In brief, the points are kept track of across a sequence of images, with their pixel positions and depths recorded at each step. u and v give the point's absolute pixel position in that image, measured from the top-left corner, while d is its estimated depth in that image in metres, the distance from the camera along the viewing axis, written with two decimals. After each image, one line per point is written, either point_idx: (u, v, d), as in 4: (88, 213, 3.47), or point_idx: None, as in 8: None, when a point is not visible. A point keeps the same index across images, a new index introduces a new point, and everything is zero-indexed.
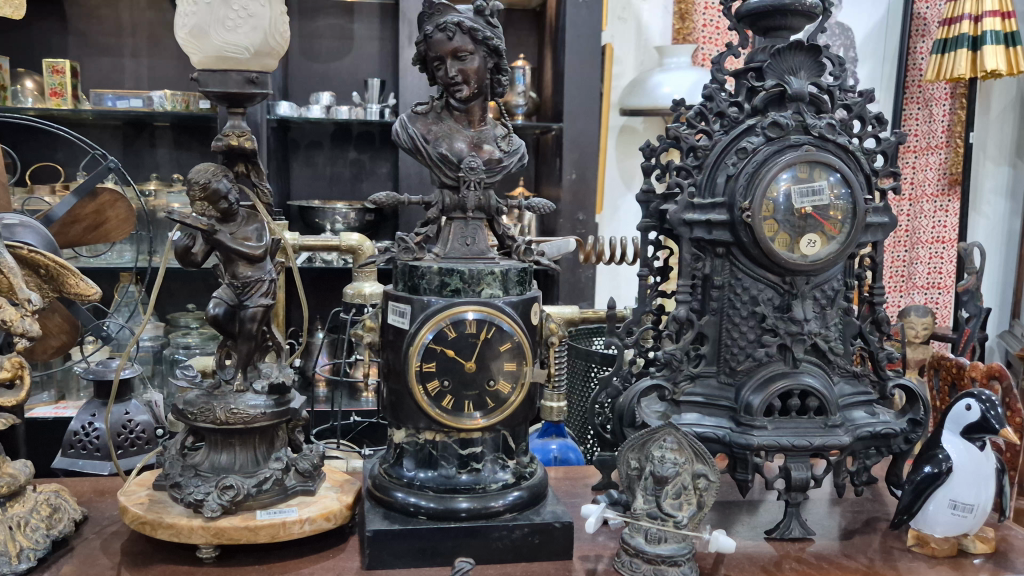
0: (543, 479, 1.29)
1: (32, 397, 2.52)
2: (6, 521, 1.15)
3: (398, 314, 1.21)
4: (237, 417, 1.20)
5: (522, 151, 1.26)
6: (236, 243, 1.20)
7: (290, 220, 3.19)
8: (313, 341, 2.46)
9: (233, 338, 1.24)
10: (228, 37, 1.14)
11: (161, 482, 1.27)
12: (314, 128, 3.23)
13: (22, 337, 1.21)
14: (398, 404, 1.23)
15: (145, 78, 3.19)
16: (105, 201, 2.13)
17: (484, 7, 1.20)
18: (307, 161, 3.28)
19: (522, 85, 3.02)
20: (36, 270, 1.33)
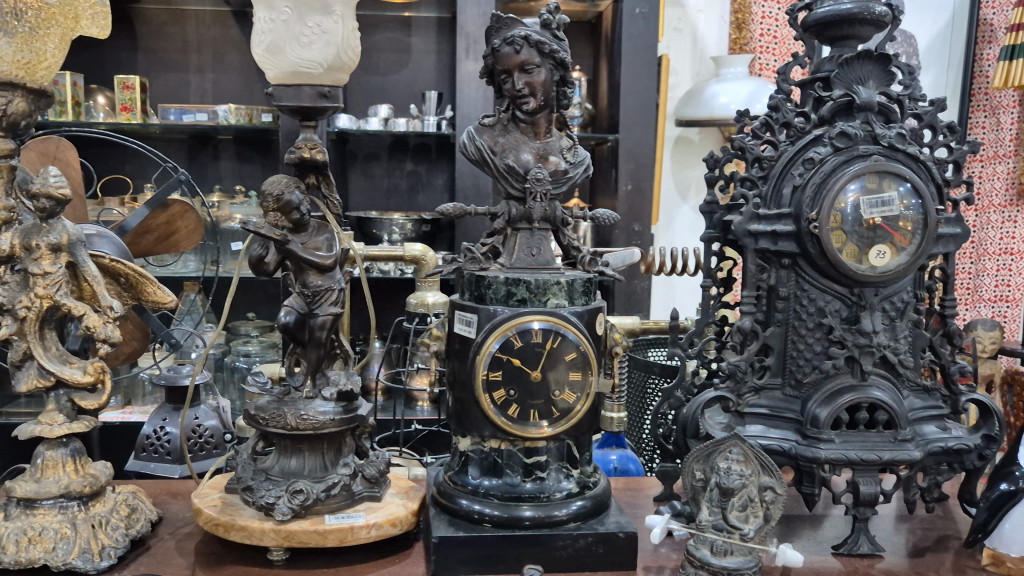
0: (606, 489, 1.29)
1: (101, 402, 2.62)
2: (89, 520, 1.21)
3: (464, 323, 1.22)
4: (307, 423, 1.23)
5: (588, 162, 1.27)
6: (307, 252, 1.23)
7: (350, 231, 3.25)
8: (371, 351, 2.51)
9: (303, 345, 1.27)
10: (303, 53, 1.17)
11: (233, 485, 1.31)
12: (372, 140, 3.29)
13: (104, 342, 1.26)
14: (464, 412, 1.25)
15: (210, 93, 3.29)
16: (175, 212, 2.20)
17: (551, 20, 1.22)
18: (365, 172, 3.34)
19: (577, 97, 3.03)
20: (117, 278, 1.37)
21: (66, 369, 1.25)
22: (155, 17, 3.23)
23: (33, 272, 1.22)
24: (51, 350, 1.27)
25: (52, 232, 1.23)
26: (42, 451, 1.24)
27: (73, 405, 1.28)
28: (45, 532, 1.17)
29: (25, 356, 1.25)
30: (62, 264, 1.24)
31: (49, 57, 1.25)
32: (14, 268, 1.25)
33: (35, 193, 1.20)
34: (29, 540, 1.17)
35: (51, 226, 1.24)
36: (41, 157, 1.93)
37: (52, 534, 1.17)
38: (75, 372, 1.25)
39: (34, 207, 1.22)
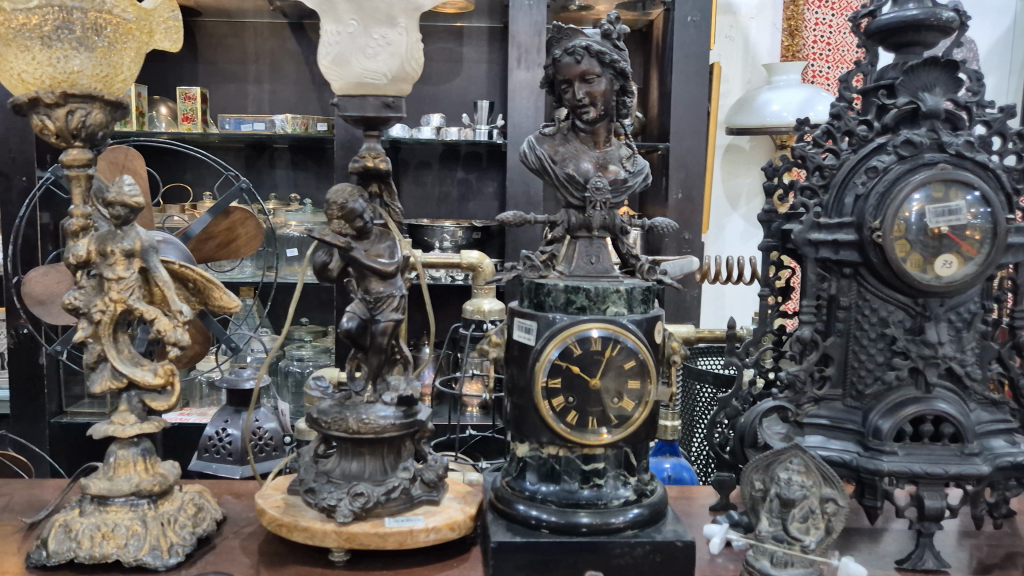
0: (663, 497, 1.29)
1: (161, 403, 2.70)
2: (158, 518, 1.25)
3: (523, 330, 1.24)
4: (368, 427, 1.25)
5: (647, 171, 1.28)
6: (370, 259, 1.25)
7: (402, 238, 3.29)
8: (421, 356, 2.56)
9: (365, 350, 1.29)
10: (368, 64, 1.20)
11: (295, 486, 1.34)
12: (424, 149, 3.33)
13: (174, 346, 1.29)
14: (522, 418, 1.26)
15: (267, 102, 3.37)
16: (236, 219, 2.26)
17: (612, 31, 1.23)
18: (416, 180, 3.38)
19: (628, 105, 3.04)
20: (185, 283, 1.41)
21: (138, 371, 1.29)
22: (215, 30, 3.32)
23: (107, 277, 1.27)
24: (124, 353, 1.31)
25: (126, 239, 1.28)
26: (115, 450, 1.28)
27: (143, 406, 1.32)
28: (117, 528, 1.22)
29: (100, 358, 1.30)
30: (135, 270, 1.29)
31: (126, 70, 1.30)
32: (90, 273, 1.30)
33: (111, 201, 1.25)
34: (102, 536, 1.21)
35: (125, 233, 1.29)
36: (113, 166, 2.10)
37: (123, 530, 1.22)
38: (146, 374, 1.30)
39: (109, 214, 1.26)
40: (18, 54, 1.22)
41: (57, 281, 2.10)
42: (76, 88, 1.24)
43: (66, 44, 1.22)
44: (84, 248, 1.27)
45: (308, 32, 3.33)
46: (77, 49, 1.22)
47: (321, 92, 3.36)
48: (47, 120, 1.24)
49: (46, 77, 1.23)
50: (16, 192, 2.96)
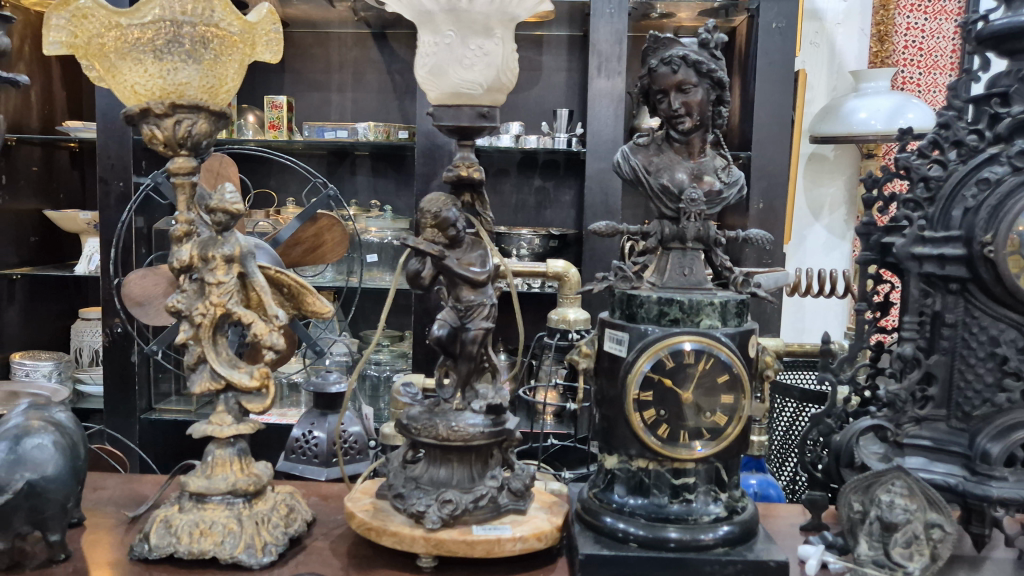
0: (755, 514, 1.26)
1: None
2: (253, 517, 1.29)
3: (614, 341, 1.23)
4: (457, 434, 1.26)
5: (743, 182, 1.26)
6: (462, 267, 1.26)
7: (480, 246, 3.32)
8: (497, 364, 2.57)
9: (454, 358, 1.30)
10: (465, 74, 1.21)
11: (383, 491, 1.35)
12: (502, 156, 3.34)
13: (270, 350, 1.32)
14: (611, 430, 1.25)
15: (349, 111, 3.44)
16: (323, 225, 2.31)
17: (709, 39, 1.21)
18: (495, 188, 3.40)
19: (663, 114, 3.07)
20: (280, 288, 1.44)
21: (235, 373, 1.33)
22: (301, 41, 3.41)
23: (208, 281, 1.31)
24: (222, 355, 1.35)
25: (226, 244, 1.32)
26: (213, 449, 1.32)
27: (239, 407, 1.36)
28: (214, 526, 1.25)
29: (199, 359, 1.34)
30: (234, 275, 1.33)
31: (230, 81, 1.34)
32: (192, 278, 1.34)
33: (213, 208, 1.29)
34: (200, 533, 1.25)
35: (225, 239, 1.33)
36: (212, 176, 2.27)
37: (220, 528, 1.25)
38: (243, 376, 1.33)
39: (211, 221, 1.31)
40: (131, 66, 1.27)
41: (153, 283, 2.18)
42: (183, 99, 1.29)
43: (176, 57, 1.26)
44: (187, 253, 1.31)
45: (390, 42, 3.39)
46: (186, 61, 1.27)
47: (402, 100, 3.42)
48: (156, 130, 1.30)
49: (156, 89, 1.28)
50: (114, 197, 3.09)
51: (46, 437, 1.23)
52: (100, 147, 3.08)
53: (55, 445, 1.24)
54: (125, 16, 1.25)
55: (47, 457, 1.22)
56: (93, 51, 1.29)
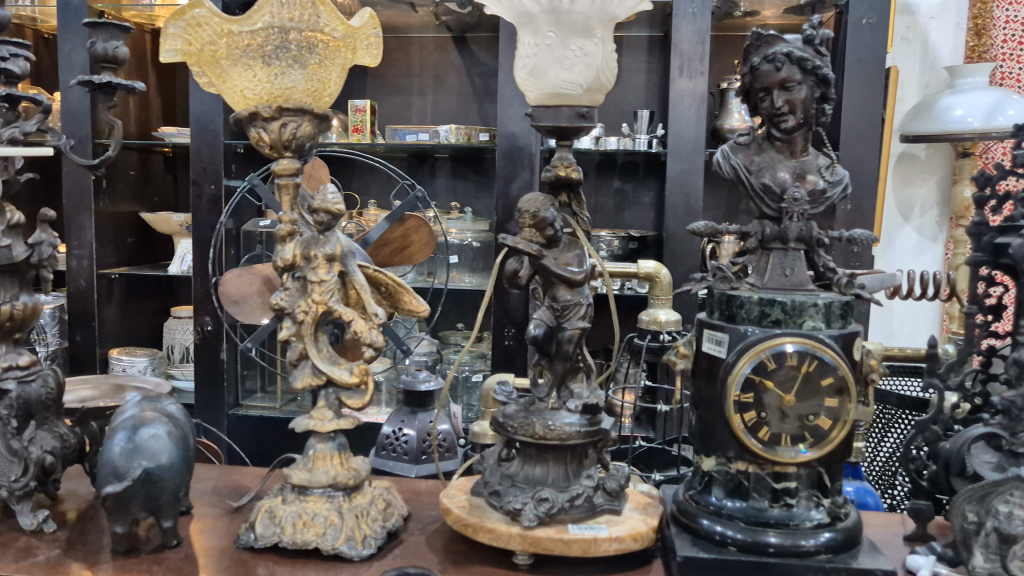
0: (858, 521, 1.22)
1: None
2: (353, 510, 1.32)
3: (714, 342, 1.22)
4: (554, 433, 1.27)
5: (847, 180, 1.23)
6: (559, 267, 1.28)
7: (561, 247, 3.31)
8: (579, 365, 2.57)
9: (550, 357, 1.31)
10: (565, 75, 1.22)
11: (478, 489, 1.37)
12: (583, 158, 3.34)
13: (369, 346, 1.35)
14: (709, 432, 1.24)
15: (430, 114, 3.49)
16: (410, 226, 2.34)
17: (814, 36, 1.18)
18: None
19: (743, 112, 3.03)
20: (378, 287, 1.47)
21: (335, 369, 1.36)
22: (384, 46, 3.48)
23: (311, 279, 1.35)
24: (323, 351, 1.38)
25: (328, 244, 1.36)
26: (315, 443, 1.36)
27: (339, 402, 1.39)
28: (316, 517, 1.29)
29: (301, 356, 1.38)
30: (334, 273, 1.36)
31: (332, 85, 1.37)
32: (294, 276, 1.38)
33: (315, 208, 1.33)
34: (303, 524, 1.29)
35: (327, 238, 1.37)
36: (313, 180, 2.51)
37: (322, 519, 1.29)
38: (343, 372, 1.36)
39: (313, 221, 1.35)
40: (241, 72, 1.32)
41: (249, 282, 2.25)
42: (289, 102, 1.33)
43: (283, 62, 1.31)
44: (290, 252, 1.35)
45: (471, 45, 3.43)
46: (293, 66, 1.31)
47: (482, 103, 3.45)
48: (263, 133, 1.35)
49: (264, 93, 1.33)
50: (206, 200, 3.20)
51: (161, 428, 1.30)
52: (193, 151, 3.20)
53: (168, 436, 1.29)
54: (237, 23, 1.29)
55: (162, 446, 1.28)
56: (206, 57, 1.34)
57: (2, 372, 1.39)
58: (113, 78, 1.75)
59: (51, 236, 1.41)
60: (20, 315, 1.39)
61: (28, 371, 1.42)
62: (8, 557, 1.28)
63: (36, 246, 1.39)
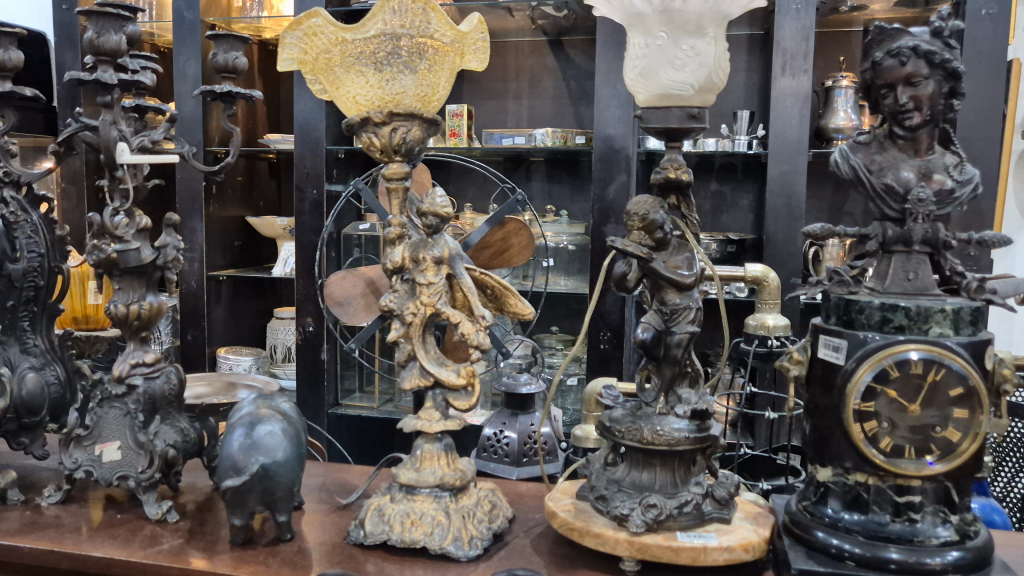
0: (989, 541, 1.16)
1: None
2: (459, 510, 1.33)
3: (831, 348, 1.18)
4: (662, 438, 1.26)
5: (978, 179, 1.16)
6: (668, 270, 1.27)
7: None
8: None
9: (657, 361, 1.31)
10: (676, 75, 1.20)
11: (584, 493, 1.37)
12: None
13: (476, 348, 1.36)
14: (825, 442, 1.20)
15: (525, 117, 3.51)
16: (510, 229, 2.36)
17: (943, 28, 1.13)
18: None
19: (849, 112, 2.94)
20: (484, 290, 1.48)
21: (443, 371, 1.37)
22: None
23: (419, 281, 1.38)
24: (430, 353, 1.40)
25: (436, 246, 1.38)
26: (422, 443, 1.38)
27: (446, 403, 1.40)
28: (424, 517, 1.31)
29: (409, 357, 1.40)
30: (442, 275, 1.38)
31: (441, 89, 1.39)
32: (403, 278, 1.41)
33: (425, 211, 1.36)
34: (411, 523, 1.31)
35: (435, 241, 1.39)
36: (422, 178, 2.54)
37: (429, 519, 1.31)
38: (450, 374, 1.37)
39: (423, 224, 1.38)
40: (354, 78, 1.36)
41: (353, 284, 2.31)
42: (400, 108, 1.36)
43: (395, 67, 1.33)
44: (399, 255, 1.39)
45: (567, 48, 3.43)
46: (403, 71, 1.33)
47: (578, 106, 3.44)
48: (374, 137, 1.37)
49: (376, 98, 1.36)
50: (308, 204, 3.30)
51: (276, 425, 1.33)
52: (297, 157, 3.31)
53: (284, 433, 1.33)
54: (350, 31, 1.32)
55: (277, 443, 1.31)
56: (320, 65, 1.37)
57: (130, 368, 1.46)
58: (234, 87, 1.83)
59: (175, 239, 1.47)
60: (147, 315, 1.45)
61: (153, 368, 1.49)
62: (136, 544, 1.34)
63: (162, 249, 1.45)
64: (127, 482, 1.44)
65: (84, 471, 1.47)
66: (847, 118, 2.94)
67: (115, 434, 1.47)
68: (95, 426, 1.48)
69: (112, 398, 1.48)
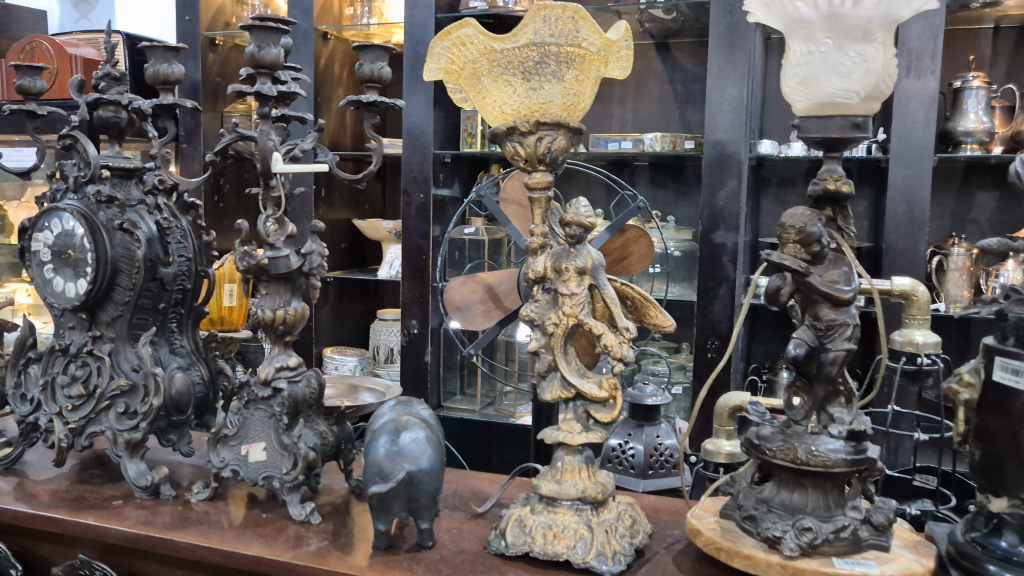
0: None
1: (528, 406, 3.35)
2: (601, 524, 1.32)
3: (1009, 371, 1.11)
4: (817, 459, 1.21)
5: None
6: (825, 285, 1.22)
7: (755, 262, 3.22)
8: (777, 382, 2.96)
9: (809, 379, 1.26)
10: (841, 83, 1.16)
11: (728, 511, 1.33)
12: (788, 166, 3.22)
13: (620, 361, 1.34)
14: (998, 470, 1.14)
15: (630, 121, 3.47)
16: (630, 236, 2.33)
17: None
18: (778, 199, 3.27)
19: (978, 113, 2.80)
20: (624, 301, 1.46)
21: (585, 383, 1.36)
22: None
23: (562, 292, 1.37)
24: (572, 364, 1.39)
25: (579, 257, 1.37)
26: (562, 455, 1.37)
27: (587, 414, 1.39)
28: (566, 529, 1.30)
29: (550, 367, 1.39)
30: (585, 286, 1.37)
31: (587, 98, 1.38)
32: (545, 288, 1.40)
33: (568, 221, 1.35)
34: (553, 535, 1.30)
35: (578, 251, 1.38)
36: None
37: (571, 532, 1.30)
38: (592, 386, 1.36)
39: (565, 234, 1.37)
40: (501, 88, 1.36)
41: (472, 290, 2.33)
42: (547, 117, 1.35)
43: (542, 77, 1.33)
44: (542, 264, 1.38)
45: (674, 51, 3.37)
46: (551, 80, 1.33)
47: (684, 110, 3.38)
48: (519, 146, 1.37)
49: (522, 107, 1.36)
50: (415, 207, 3.34)
51: (420, 432, 1.34)
52: (405, 161, 3.35)
53: (427, 440, 1.34)
54: (499, 41, 1.32)
55: (422, 450, 1.32)
56: (467, 74, 1.38)
57: (275, 372, 1.50)
58: (378, 97, 1.84)
59: (320, 247, 1.51)
60: (292, 319, 1.49)
61: (296, 372, 1.52)
62: (283, 544, 1.37)
63: (308, 255, 1.49)
64: (272, 482, 1.48)
65: (231, 470, 1.51)
66: (977, 121, 2.80)
67: (260, 435, 1.51)
68: (242, 427, 1.53)
69: (257, 400, 1.52)
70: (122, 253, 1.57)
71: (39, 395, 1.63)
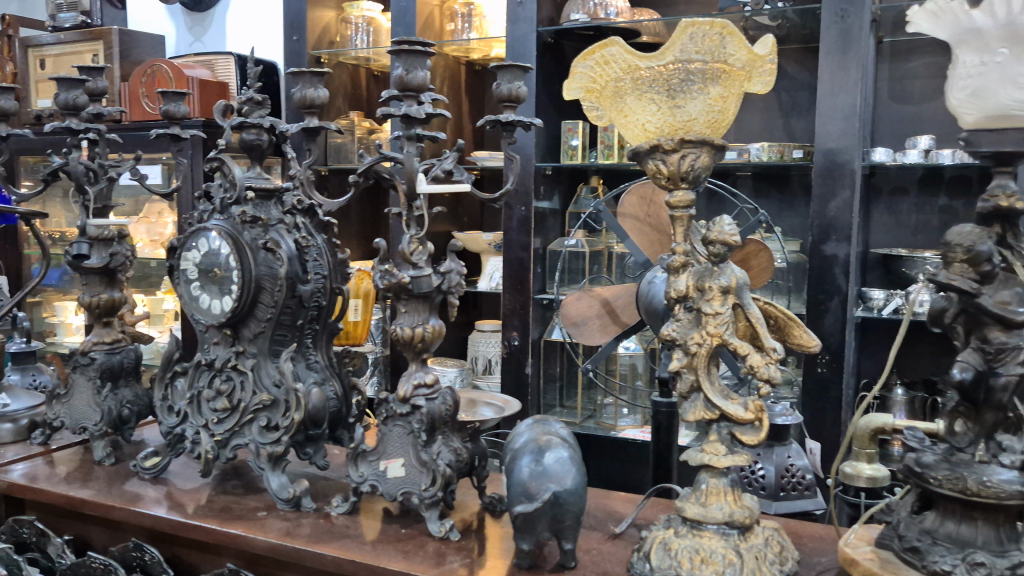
0: None
1: (626, 420, 3.29)
2: (751, 551, 1.28)
3: None
4: (990, 491, 1.15)
5: None
6: (997, 306, 1.16)
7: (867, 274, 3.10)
8: (891, 397, 2.81)
9: (976, 406, 1.19)
10: (1019, 94, 1.09)
11: (886, 540, 1.28)
12: (901, 174, 3.07)
13: (767, 382, 1.30)
14: None
15: (733, 131, 3.40)
16: (750, 250, 2.28)
17: None
18: (890, 208, 3.13)
19: None
20: (767, 320, 1.42)
21: (730, 405, 1.32)
22: None
23: (705, 311, 1.34)
24: (716, 385, 1.35)
25: (724, 275, 1.34)
26: (706, 478, 1.34)
27: (732, 436, 1.35)
28: (714, 555, 1.26)
29: (693, 388, 1.36)
30: (729, 305, 1.34)
31: (731, 115, 1.35)
32: (686, 307, 1.38)
33: (713, 239, 1.32)
34: (700, 560, 1.27)
35: (722, 269, 1.35)
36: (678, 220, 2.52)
37: (720, 558, 1.26)
38: (737, 408, 1.32)
39: (709, 252, 1.34)
40: (645, 106, 1.34)
41: (587, 305, 2.32)
42: (691, 135, 1.33)
43: (687, 94, 1.31)
44: (684, 283, 1.36)
45: (779, 59, 3.29)
46: (696, 98, 1.31)
47: (789, 118, 3.30)
48: (662, 164, 1.36)
49: (666, 125, 1.34)
50: (516, 221, 3.33)
51: (562, 452, 1.33)
52: None
53: (571, 460, 1.33)
54: (644, 59, 1.30)
55: (566, 470, 1.31)
56: (608, 92, 1.38)
57: (413, 389, 1.52)
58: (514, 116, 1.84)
59: (458, 265, 1.51)
60: (430, 337, 1.50)
61: (433, 390, 1.53)
62: (425, 561, 1.38)
63: (447, 274, 1.50)
64: (412, 498, 1.50)
65: (370, 485, 1.54)
66: None
67: (398, 451, 1.53)
68: (380, 443, 1.55)
69: (396, 416, 1.54)
70: (266, 271, 1.63)
71: (186, 407, 1.70)
